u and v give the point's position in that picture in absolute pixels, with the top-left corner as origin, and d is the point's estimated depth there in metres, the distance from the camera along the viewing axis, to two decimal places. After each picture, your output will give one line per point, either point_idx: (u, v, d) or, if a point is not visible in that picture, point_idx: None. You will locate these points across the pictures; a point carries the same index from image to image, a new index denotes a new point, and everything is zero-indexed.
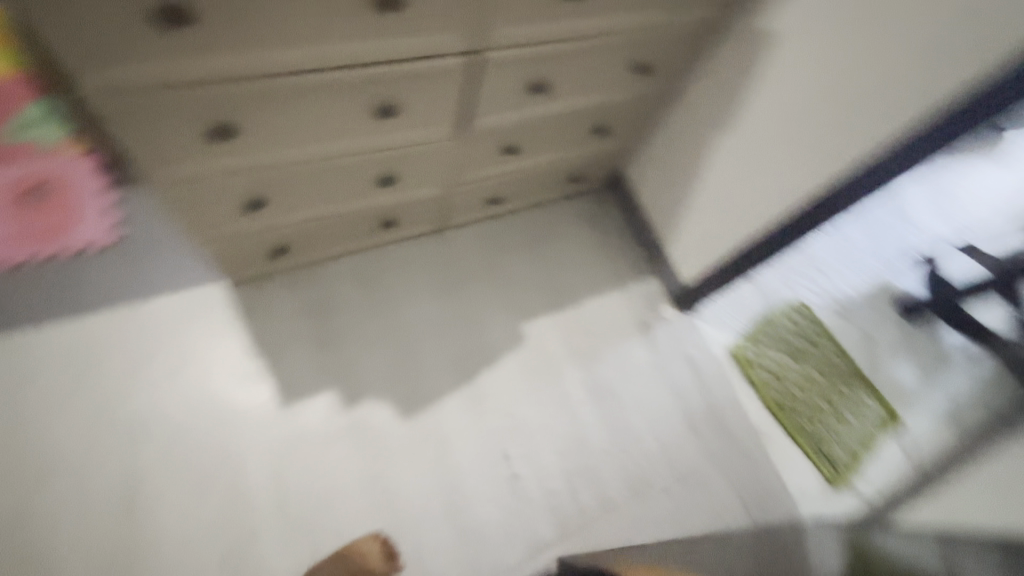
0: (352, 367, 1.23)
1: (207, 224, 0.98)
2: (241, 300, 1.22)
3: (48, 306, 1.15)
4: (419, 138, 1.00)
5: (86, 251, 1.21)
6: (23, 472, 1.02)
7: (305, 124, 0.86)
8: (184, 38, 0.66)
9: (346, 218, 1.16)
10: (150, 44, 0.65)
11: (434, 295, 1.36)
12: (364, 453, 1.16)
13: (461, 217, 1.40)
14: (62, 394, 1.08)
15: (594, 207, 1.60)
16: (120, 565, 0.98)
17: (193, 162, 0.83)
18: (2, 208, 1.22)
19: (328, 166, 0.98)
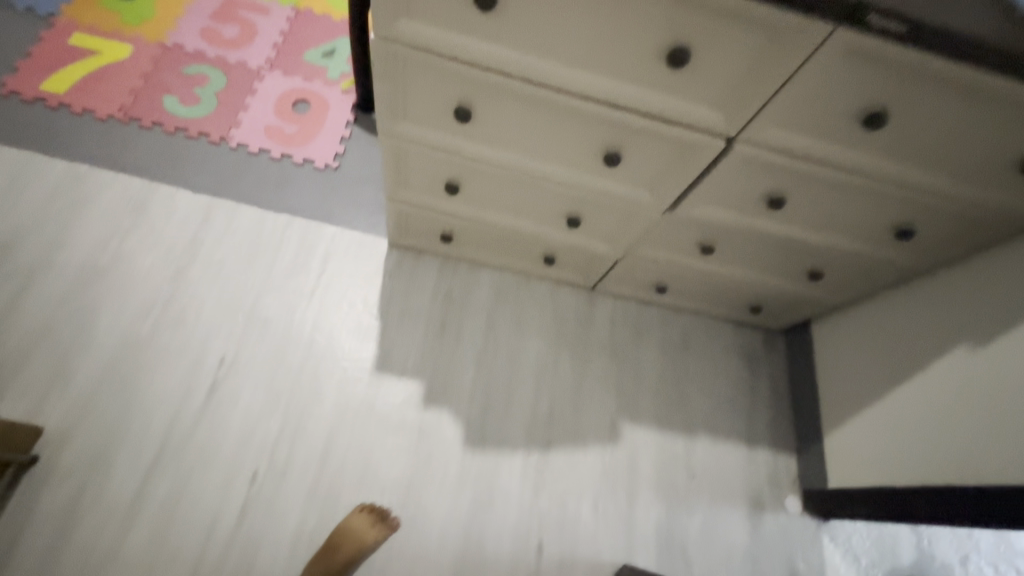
0: (448, 371, 1.20)
1: (403, 183, 1.03)
2: (391, 262, 1.27)
3: (255, 189, 1.28)
4: (625, 195, 0.95)
5: (306, 163, 1.35)
6: (163, 307, 1.13)
7: (531, 136, 0.86)
8: (477, 19, 0.69)
9: (517, 236, 1.15)
10: (450, 14, 0.69)
11: (554, 346, 1.29)
12: (414, 457, 1.10)
13: (618, 286, 1.32)
14: (224, 261, 1.19)
15: (757, 346, 1.41)
16: (183, 431, 1.03)
17: (423, 127, 0.87)
18: (270, 104, 1.42)
19: (528, 183, 0.97)
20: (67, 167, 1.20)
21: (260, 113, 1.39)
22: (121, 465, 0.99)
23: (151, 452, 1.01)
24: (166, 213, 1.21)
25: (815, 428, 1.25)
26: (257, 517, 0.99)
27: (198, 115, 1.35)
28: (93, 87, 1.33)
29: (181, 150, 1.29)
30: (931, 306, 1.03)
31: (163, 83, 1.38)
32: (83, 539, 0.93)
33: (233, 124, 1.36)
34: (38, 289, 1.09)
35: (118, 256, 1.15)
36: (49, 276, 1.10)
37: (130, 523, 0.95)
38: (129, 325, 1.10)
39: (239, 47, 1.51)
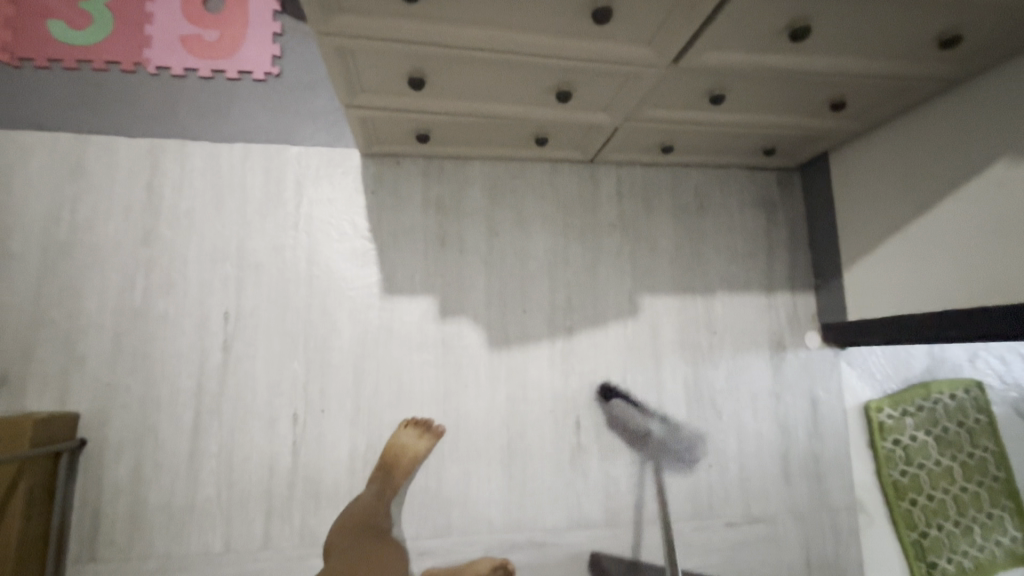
0: (458, 279, 1.16)
1: (362, 86, 0.88)
2: (370, 175, 1.16)
3: (195, 120, 1.12)
4: (620, 56, 0.81)
5: (243, 77, 1.16)
6: (146, 273, 1.06)
7: (500, 4, 0.70)
8: None
9: (502, 122, 1.02)
10: None
11: (561, 232, 1.22)
12: (443, 369, 1.12)
13: (619, 154, 1.20)
14: (192, 210, 1.09)
15: (773, 189, 1.33)
16: (214, 390, 1.04)
17: (367, 16, 0.71)
18: (176, 5, 1.16)
19: (505, 62, 0.82)
20: None
21: (168, 21, 1.15)
22: (167, 431, 1.02)
23: (190, 414, 1.03)
24: (107, 169, 1.07)
25: (834, 265, 1.23)
26: (311, 451, 1.05)
27: (99, 39, 1.12)
28: None
29: (96, 88, 1.10)
30: (967, 121, 0.93)
31: (40, 3, 1.12)
32: (160, 500, 1.00)
33: (143, 43, 1.14)
34: (9, 280, 1.02)
35: (75, 229, 1.05)
36: (15, 264, 1.02)
37: (196, 477, 1.01)
38: (119, 298, 1.04)
39: None
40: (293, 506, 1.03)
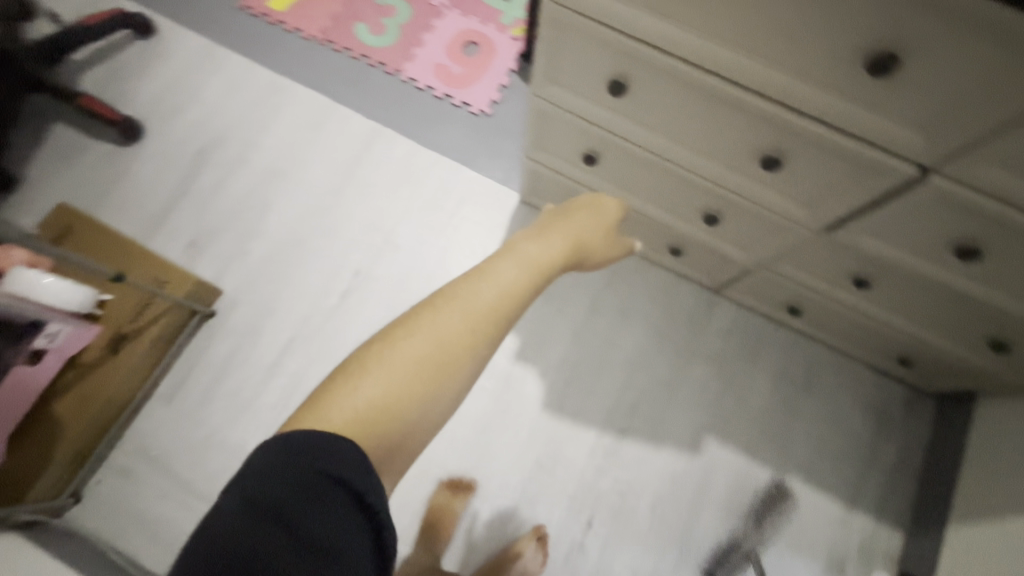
0: (545, 335, 1.23)
1: (545, 145, 1.04)
2: (517, 217, 1.31)
3: (413, 124, 1.37)
4: (775, 204, 0.86)
5: (465, 107, 1.39)
6: (319, 215, 1.29)
7: (683, 123, 0.80)
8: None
9: (647, 220, 1.10)
10: None
11: (656, 338, 1.24)
12: (495, 403, 1.18)
13: (745, 294, 1.21)
14: (376, 185, 1.32)
15: (897, 403, 1.21)
16: (315, 323, 1.21)
17: (575, 94, 0.86)
18: (443, 41, 1.43)
19: (668, 170, 0.91)
20: (272, 81, 1.39)
21: (433, 50, 1.42)
22: (267, 337, 1.20)
23: (289, 333, 1.21)
24: (338, 131, 1.36)
25: (939, 515, 1.07)
26: None
27: (380, 45, 1.42)
28: (301, 7, 1.45)
29: (361, 76, 1.41)
30: None
31: (356, 8, 1.45)
32: (232, 388, 1.17)
33: (408, 57, 1.42)
34: (235, 179, 1.31)
35: (294, 163, 1.33)
36: (245, 170, 1.31)
37: (266, 384, 1.17)
38: (292, 224, 1.28)
39: None
40: None
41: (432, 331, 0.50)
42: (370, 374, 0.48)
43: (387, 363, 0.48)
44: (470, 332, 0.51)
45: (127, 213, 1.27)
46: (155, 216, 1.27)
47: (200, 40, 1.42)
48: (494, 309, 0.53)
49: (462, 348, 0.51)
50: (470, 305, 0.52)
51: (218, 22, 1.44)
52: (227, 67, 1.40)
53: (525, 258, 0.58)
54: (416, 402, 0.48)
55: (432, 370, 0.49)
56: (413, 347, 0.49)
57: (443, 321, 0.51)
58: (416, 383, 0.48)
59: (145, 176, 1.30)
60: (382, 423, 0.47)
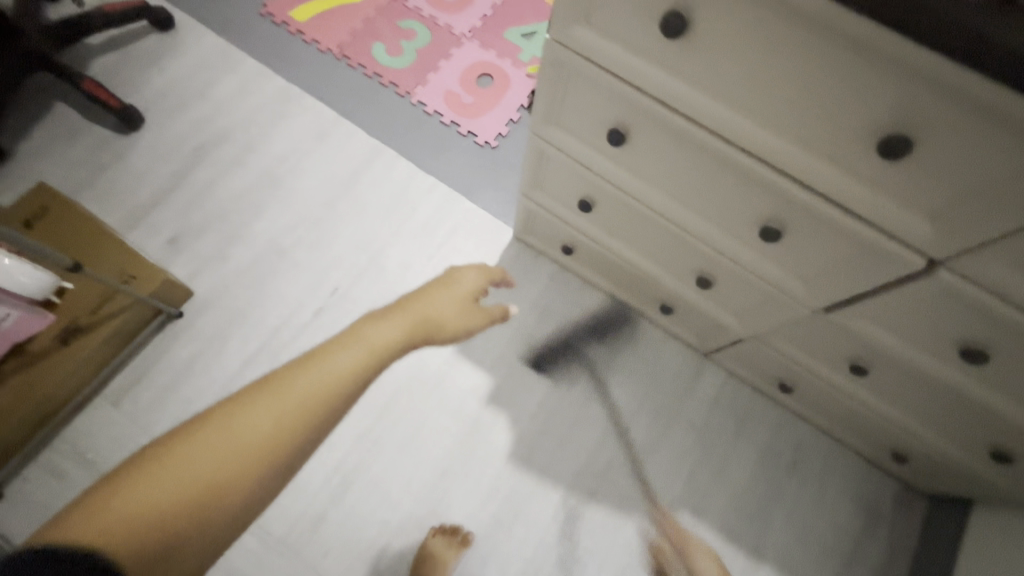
0: (522, 380, 1.17)
1: (542, 186, 1.00)
2: (509, 253, 1.26)
3: (416, 148, 1.35)
4: (771, 276, 0.81)
5: (471, 137, 1.37)
6: (306, 227, 1.25)
7: (682, 182, 0.76)
8: (660, 49, 0.61)
9: (640, 274, 1.05)
10: (630, 36, 0.62)
11: (638, 397, 1.17)
12: (459, 447, 1.11)
13: (734, 363, 1.15)
14: (369, 203, 1.28)
15: (887, 499, 1.13)
16: (284, 338, 1.16)
17: (573, 138, 0.83)
18: (459, 70, 1.42)
19: (663, 227, 0.87)
20: (281, 89, 1.38)
21: (447, 77, 1.41)
22: (231, 347, 1.14)
23: (254, 346, 1.15)
24: (339, 145, 1.33)
25: None
26: None
27: (394, 66, 1.42)
28: (323, 20, 1.45)
29: (371, 93, 1.39)
30: None
31: (376, 29, 1.45)
32: (185, 396, 1.10)
33: (421, 81, 1.41)
34: (226, 180, 1.28)
35: (288, 172, 1.30)
36: (237, 172, 1.29)
37: (220, 397, 1.11)
38: (276, 232, 1.24)
39: (451, 9, 1.49)
40: None
41: (258, 412, 0.43)
42: (155, 478, 0.39)
43: (193, 450, 0.40)
44: (293, 419, 0.43)
45: (112, 202, 1.24)
46: (139, 209, 1.24)
47: (218, 42, 1.42)
48: (336, 389, 0.46)
49: (276, 440, 0.42)
50: (310, 384, 0.45)
51: (237, 26, 1.44)
52: (240, 70, 1.39)
53: (372, 336, 0.50)
54: (216, 498, 0.39)
55: (242, 462, 0.41)
56: (212, 446, 0.40)
57: (261, 412, 0.42)
58: (215, 482, 0.40)
59: (137, 167, 1.27)
60: (165, 532, 0.38)
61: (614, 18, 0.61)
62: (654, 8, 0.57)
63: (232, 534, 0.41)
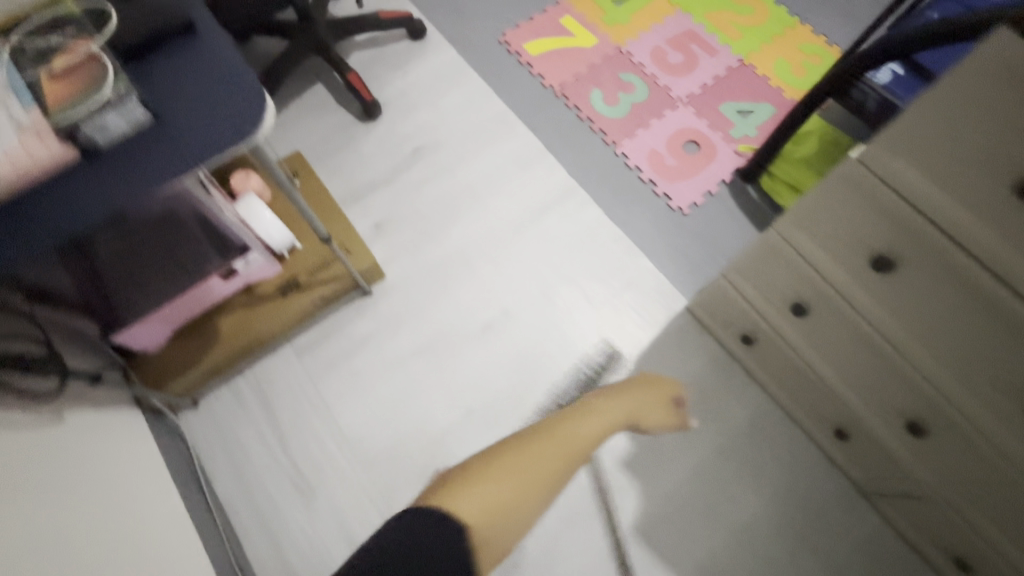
0: (660, 455, 1.14)
1: (751, 278, 0.99)
2: (677, 324, 1.25)
3: (609, 196, 1.39)
4: (1009, 452, 0.75)
5: (664, 199, 1.38)
6: (493, 245, 1.33)
7: (942, 330, 0.73)
8: (1003, 205, 0.57)
9: (828, 392, 1.01)
10: (969, 183, 0.59)
11: (779, 513, 1.10)
12: (583, 501, 1.11)
13: (899, 515, 1.04)
14: (553, 238, 1.33)
15: None
16: (449, 340, 1.23)
17: (820, 250, 0.81)
18: (668, 132, 1.45)
19: (887, 356, 0.83)
20: (500, 112, 1.49)
21: (655, 136, 1.45)
22: (401, 335, 1.23)
23: (422, 340, 1.23)
24: (539, 175, 1.41)
25: None
26: (454, 443, 1.15)
27: (608, 114, 1.47)
28: (553, 58, 1.55)
29: (579, 135, 1.46)
30: None
31: (599, 76, 1.52)
32: (354, 368, 1.20)
33: (630, 134, 1.45)
34: (435, 184, 1.40)
35: (489, 189, 1.39)
36: (446, 180, 1.40)
37: (384, 378, 1.20)
38: (466, 242, 1.33)
39: (674, 73, 1.52)
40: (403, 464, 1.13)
41: (524, 453, 0.62)
42: (504, 459, 0.61)
43: (506, 457, 0.61)
44: (556, 461, 0.64)
45: (340, 178, 1.40)
46: (358, 190, 1.39)
47: (458, 59, 1.56)
48: (568, 449, 0.66)
49: (549, 477, 0.62)
50: (572, 433, 0.69)
51: (476, 48, 1.58)
52: (470, 87, 1.52)
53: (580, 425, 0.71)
54: (542, 490, 0.61)
55: (533, 476, 0.60)
56: (517, 457, 0.61)
57: (538, 446, 0.64)
58: (526, 483, 0.59)
59: (365, 153, 1.43)
60: (512, 505, 0.57)
61: (959, 160, 0.58)
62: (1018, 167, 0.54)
63: (538, 510, 0.60)
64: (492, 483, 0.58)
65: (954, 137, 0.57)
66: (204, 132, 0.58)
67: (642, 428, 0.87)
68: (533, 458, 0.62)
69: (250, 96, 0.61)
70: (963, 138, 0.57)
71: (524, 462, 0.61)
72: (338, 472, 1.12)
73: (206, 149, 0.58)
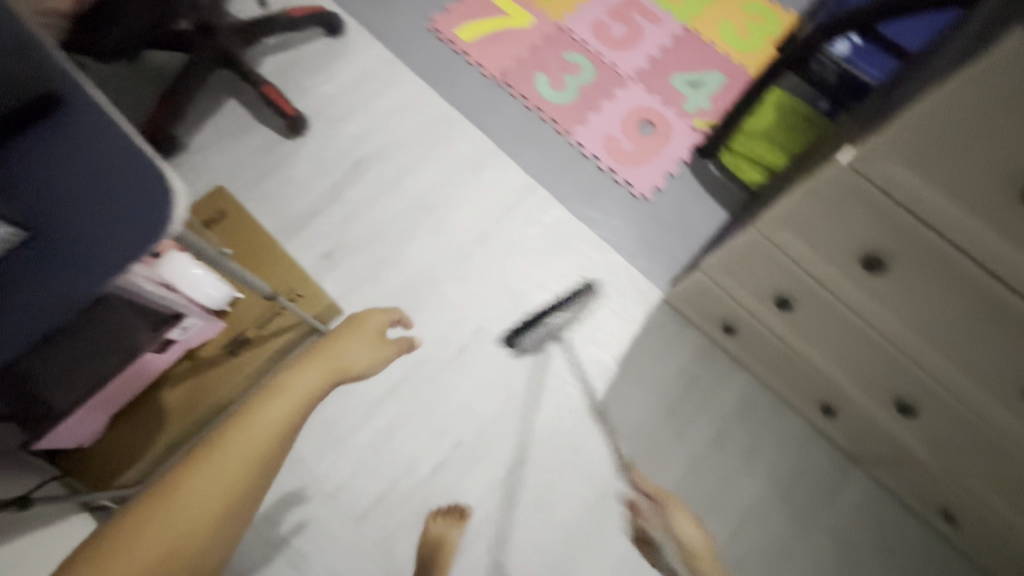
0: (659, 455, 1.13)
1: (733, 274, 0.96)
2: (657, 317, 1.22)
3: (571, 191, 1.31)
4: (1000, 428, 0.77)
5: (627, 186, 1.32)
6: (456, 261, 1.24)
7: (934, 324, 0.72)
8: (1004, 210, 0.55)
9: (816, 376, 1.01)
10: (969, 190, 0.56)
11: (778, 495, 1.12)
12: (590, 516, 1.09)
13: (890, 477, 1.08)
14: (520, 244, 1.26)
15: None
16: (426, 372, 1.15)
17: (808, 248, 0.78)
18: (621, 113, 1.37)
19: (878, 346, 0.82)
20: (442, 112, 1.37)
21: (608, 119, 1.37)
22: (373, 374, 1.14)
23: (396, 375, 1.15)
24: (494, 177, 1.31)
25: None
26: (448, 478, 1.10)
27: (556, 101, 1.38)
28: (490, 43, 1.42)
29: (531, 127, 1.36)
30: None
31: (542, 59, 1.42)
32: (328, 417, 1.11)
33: (582, 120, 1.37)
34: (383, 200, 1.28)
35: (443, 199, 1.29)
36: (394, 194, 1.28)
37: (363, 423, 1.11)
38: (427, 261, 1.23)
39: (620, 47, 1.43)
40: (399, 510, 1.07)
41: (208, 474, 0.48)
42: (156, 516, 0.45)
43: (168, 505, 0.46)
44: (242, 466, 0.50)
45: (275, 207, 1.26)
46: (298, 219, 1.25)
47: (385, 54, 1.41)
48: (275, 434, 0.53)
49: (228, 500, 0.48)
50: (255, 428, 0.53)
51: (404, 40, 1.43)
52: (404, 86, 1.38)
53: (296, 385, 0.58)
54: (226, 510, 0.48)
55: (217, 510, 0.47)
56: (169, 514, 0.46)
57: (231, 455, 0.50)
58: (209, 514, 0.47)
59: (299, 175, 1.29)
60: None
61: (958, 166, 0.55)
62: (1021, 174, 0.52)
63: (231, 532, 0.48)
64: (120, 569, 0.42)
65: (954, 144, 0.54)
66: (97, 243, 0.50)
67: (344, 375, 0.66)
68: (215, 478, 0.48)
69: (141, 176, 0.50)
70: (964, 145, 0.53)
71: (195, 498, 0.47)
72: (331, 532, 1.05)
73: (108, 263, 0.50)
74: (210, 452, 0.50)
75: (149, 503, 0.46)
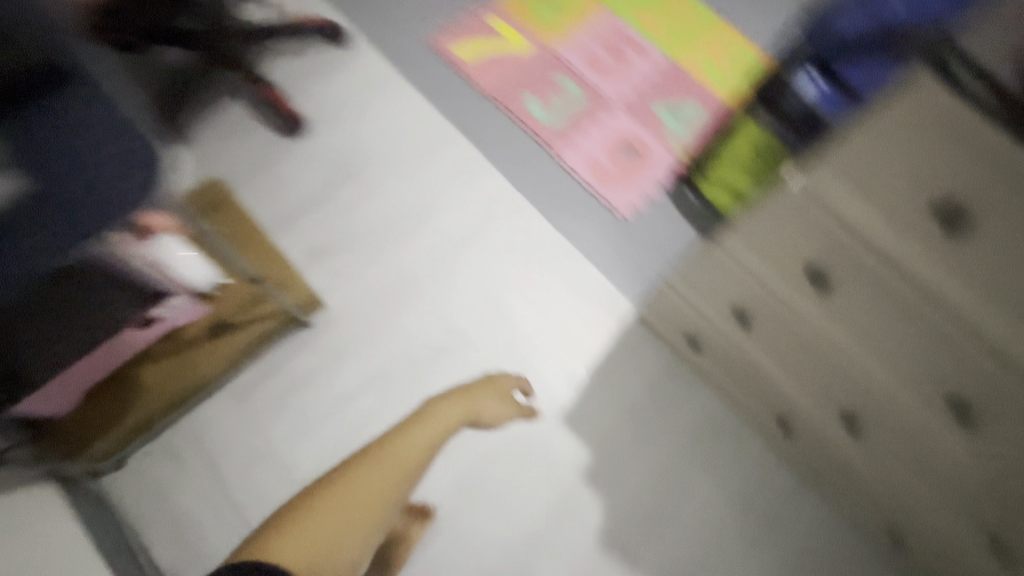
0: (622, 462, 1.16)
1: (698, 286, 1.05)
2: (627, 330, 1.27)
3: (553, 205, 1.37)
4: (929, 432, 0.85)
5: (606, 204, 1.38)
6: (438, 263, 1.28)
7: (869, 330, 0.82)
8: (917, 227, 0.68)
9: (772, 390, 1.07)
10: (890, 209, 0.69)
11: (735, 507, 1.15)
12: (552, 517, 1.12)
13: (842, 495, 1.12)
14: (500, 252, 1.31)
15: None
16: (401, 368, 1.19)
17: (763, 261, 0.89)
18: (605, 136, 1.45)
19: (824, 353, 0.92)
20: (435, 123, 1.43)
21: (592, 140, 1.44)
22: (348, 367, 1.17)
23: (371, 370, 1.18)
24: (480, 188, 1.37)
25: None
26: None
27: (544, 121, 1.45)
28: (484, 63, 1.50)
29: (518, 143, 1.43)
30: None
31: (533, 81, 1.50)
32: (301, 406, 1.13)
33: (567, 140, 1.44)
34: (373, 201, 1.33)
35: (430, 205, 1.34)
36: (383, 197, 1.34)
37: (335, 414, 1.13)
38: (410, 262, 1.28)
39: (607, 75, 1.52)
40: None
41: (368, 477, 0.79)
42: (340, 495, 0.76)
43: (340, 495, 0.76)
44: (391, 477, 0.81)
45: (266, 202, 1.30)
46: (289, 214, 1.30)
47: (384, 66, 1.48)
48: (406, 466, 0.83)
49: (386, 496, 0.79)
50: (399, 454, 0.84)
51: (404, 54, 1.50)
52: (400, 97, 1.45)
53: (439, 420, 0.94)
54: (367, 513, 0.76)
55: (367, 510, 0.76)
56: (344, 497, 0.76)
57: (384, 469, 0.81)
58: (356, 515, 0.75)
59: (292, 172, 1.34)
60: (332, 548, 0.71)
61: (882, 186, 0.68)
62: (932, 194, 0.64)
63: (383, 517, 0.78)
64: (316, 531, 0.71)
65: (878, 169, 0.67)
66: None
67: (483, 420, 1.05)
68: (371, 483, 0.78)
69: None
70: (886, 167, 0.66)
71: (365, 491, 0.77)
72: None
73: None
74: (373, 461, 0.82)
75: (333, 488, 0.77)
